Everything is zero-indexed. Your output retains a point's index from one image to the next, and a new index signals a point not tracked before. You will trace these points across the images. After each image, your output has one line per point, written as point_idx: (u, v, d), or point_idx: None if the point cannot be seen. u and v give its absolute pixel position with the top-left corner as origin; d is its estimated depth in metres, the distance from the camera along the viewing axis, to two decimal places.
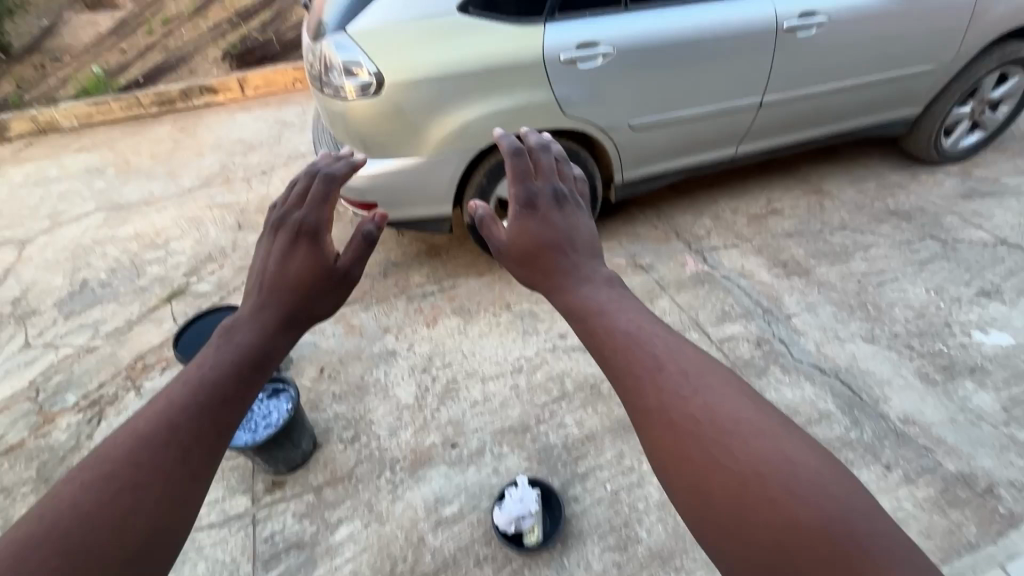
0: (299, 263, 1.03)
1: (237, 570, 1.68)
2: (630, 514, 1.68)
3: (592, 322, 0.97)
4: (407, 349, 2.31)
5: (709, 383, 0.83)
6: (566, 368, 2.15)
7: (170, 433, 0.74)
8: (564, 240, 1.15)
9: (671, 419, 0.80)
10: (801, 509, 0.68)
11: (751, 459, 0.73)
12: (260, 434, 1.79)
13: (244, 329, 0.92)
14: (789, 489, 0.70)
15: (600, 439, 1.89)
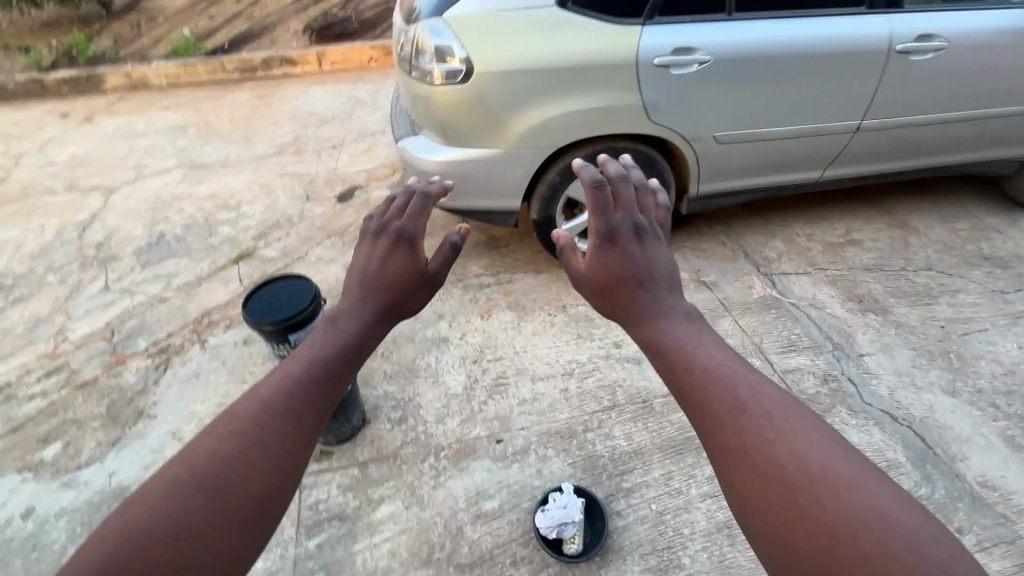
0: (397, 268, 1.06)
1: (281, 531, 1.74)
2: (673, 538, 1.64)
3: (671, 354, 0.93)
4: (460, 338, 2.32)
5: (796, 425, 0.78)
6: (619, 378, 2.10)
7: (289, 404, 0.84)
8: (645, 278, 1.05)
9: (751, 462, 0.76)
10: (899, 570, 0.63)
11: (841, 511, 0.68)
12: None
13: (347, 320, 0.99)
14: (886, 547, 0.65)
15: (648, 456, 1.85)
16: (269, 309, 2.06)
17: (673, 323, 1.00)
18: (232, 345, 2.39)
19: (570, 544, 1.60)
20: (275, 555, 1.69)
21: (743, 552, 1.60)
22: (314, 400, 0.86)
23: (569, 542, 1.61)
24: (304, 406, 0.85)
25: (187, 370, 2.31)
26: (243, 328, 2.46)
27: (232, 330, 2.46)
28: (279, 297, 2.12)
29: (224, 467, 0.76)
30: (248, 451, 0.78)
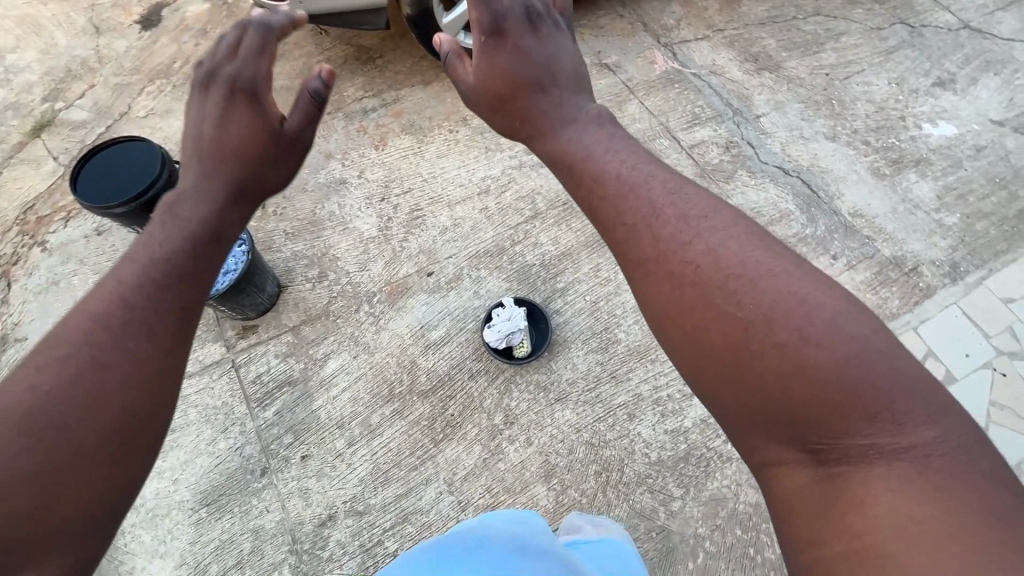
0: (237, 127, 1.03)
1: (232, 411, 1.68)
2: (609, 320, 1.79)
3: (579, 169, 0.89)
4: (359, 177, 2.07)
5: (713, 222, 0.77)
6: (536, 186, 2.03)
7: (128, 312, 0.77)
8: (541, 71, 1.01)
9: (668, 273, 0.75)
10: (807, 350, 0.66)
11: (754, 305, 0.69)
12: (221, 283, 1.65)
13: (190, 202, 0.95)
14: (796, 331, 0.67)
15: (577, 255, 1.91)
16: (116, 187, 1.66)
17: (578, 126, 0.96)
18: (81, 240, 1.97)
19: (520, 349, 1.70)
20: (235, 433, 1.65)
21: None
22: (156, 306, 0.79)
23: (519, 347, 1.71)
24: (147, 314, 0.78)
25: (36, 281, 1.91)
26: (87, 217, 2.00)
27: (73, 222, 2.00)
28: (122, 169, 1.70)
29: (57, 393, 0.69)
30: (85, 372, 0.71)
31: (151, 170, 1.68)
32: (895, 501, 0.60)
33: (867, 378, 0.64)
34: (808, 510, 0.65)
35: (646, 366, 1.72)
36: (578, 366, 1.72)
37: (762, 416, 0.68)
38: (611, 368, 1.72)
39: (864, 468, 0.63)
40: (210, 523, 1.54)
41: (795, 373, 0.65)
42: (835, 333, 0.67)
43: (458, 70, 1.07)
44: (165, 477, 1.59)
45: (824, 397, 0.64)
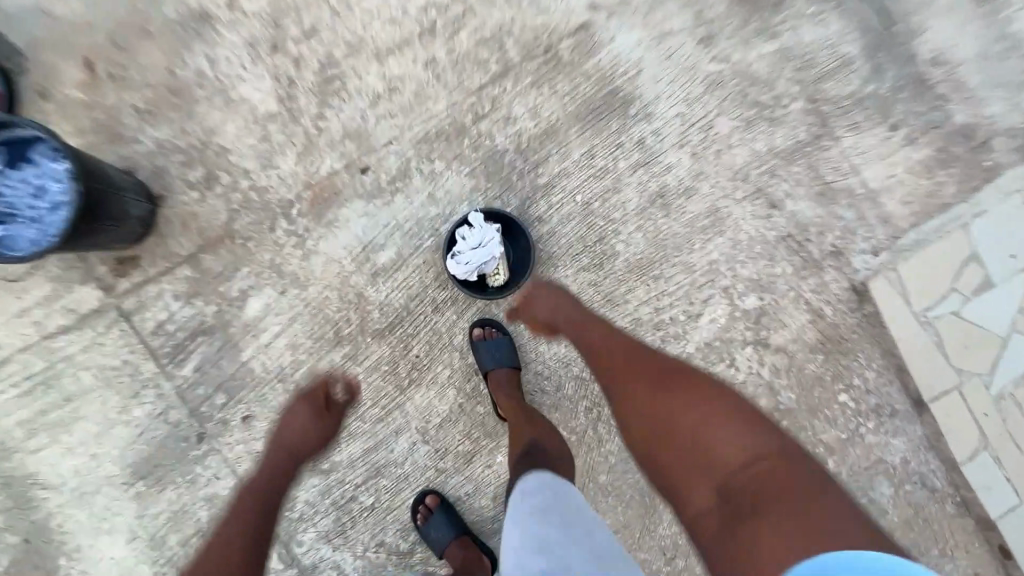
0: (300, 418, 1.28)
1: (138, 372, 1.34)
2: (604, 228, 1.42)
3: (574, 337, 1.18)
4: (234, 13, 1.35)
5: (664, 367, 1.02)
6: (504, 21, 1.38)
7: (225, 551, 1.01)
8: (551, 313, 1.24)
9: (633, 393, 1.00)
10: (719, 443, 0.87)
11: (684, 407, 0.93)
12: (48, 224, 1.11)
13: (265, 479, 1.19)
14: (692, 399, 0.94)
15: (563, 135, 1.41)
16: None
17: (561, 310, 1.23)
18: None
19: (496, 277, 1.34)
20: (149, 396, 1.34)
21: (677, 219, 1.43)
22: (238, 542, 1.03)
23: (494, 276, 1.34)
24: (235, 549, 1.02)
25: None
26: None
27: None
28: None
29: None
30: None
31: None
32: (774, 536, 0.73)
33: (758, 454, 0.84)
34: (726, 551, 0.79)
35: (647, 284, 1.42)
36: (566, 289, 1.41)
37: (699, 495, 0.86)
38: (607, 290, 1.42)
39: (762, 518, 0.76)
40: (152, 497, 1.34)
41: (712, 459, 0.86)
42: (756, 433, 0.87)
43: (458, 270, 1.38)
44: (81, 454, 1.33)
45: (739, 472, 0.83)
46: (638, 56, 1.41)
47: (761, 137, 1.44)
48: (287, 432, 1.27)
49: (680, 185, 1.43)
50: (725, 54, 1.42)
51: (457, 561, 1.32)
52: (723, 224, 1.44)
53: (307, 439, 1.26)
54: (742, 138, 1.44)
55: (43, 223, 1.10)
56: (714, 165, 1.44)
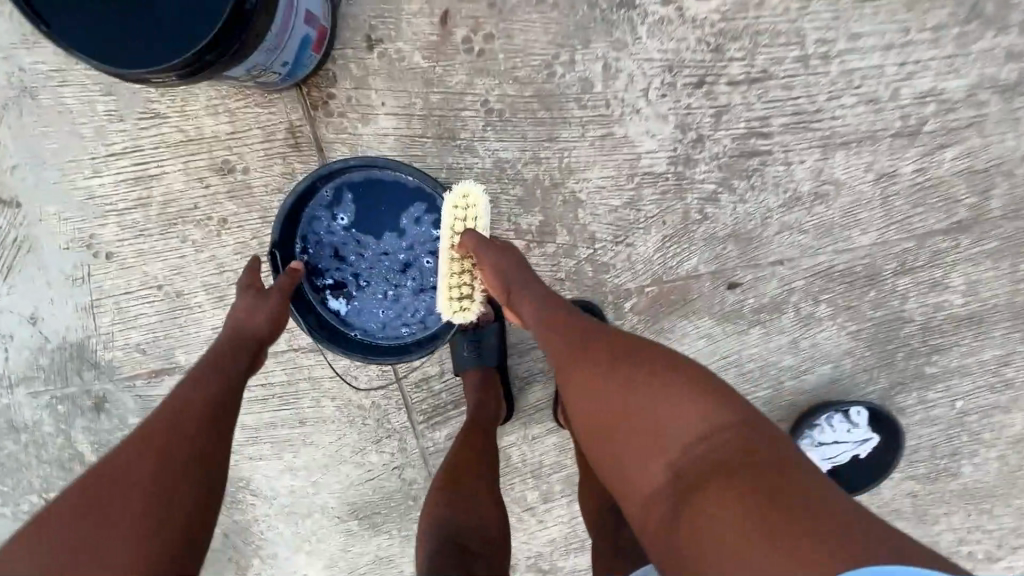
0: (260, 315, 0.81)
1: (387, 421, 1.14)
2: (964, 444, 1.15)
3: (520, 295, 0.82)
4: (665, 11, 0.91)
5: (570, 332, 0.75)
6: (1010, 154, 0.97)
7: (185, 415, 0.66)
8: (527, 287, 0.82)
9: (591, 367, 0.71)
10: (619, 384, 0.68)
11: (621, 366, 0.69)
12: (382, 319, 0.99)
13: (257, 312, 0.81)
14: (541, 309, 0.80)
15: (991, 325, 1.07)
16: (123, 48, 0.64)
17: (520, 290, 0.82)
18: None
19: (459, 288, 0.91)
20: (390, 447, 1.16)
21: None
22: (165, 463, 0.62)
23: (450, 307, 0.91)
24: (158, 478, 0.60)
25: None
26: None
27: None
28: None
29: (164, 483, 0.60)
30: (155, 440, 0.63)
31: (200, 26, 0.64)
32: (748, 561, 0.54)
33: (690, 379, 0.66)
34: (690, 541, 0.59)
35: (970, 513, 1.20)
36: (880, 491, 1.19)
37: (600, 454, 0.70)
38: (924, 504, 1.20)
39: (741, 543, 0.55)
40: (364, 538, 1.21)
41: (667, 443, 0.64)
42: (675, 433, 0.64)
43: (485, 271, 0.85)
44: (300, 476, 1.18)
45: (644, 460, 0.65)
46: None
47: None
48: (240, 313, 0.81)
49: None
50: None
51: (473, 404, 1.01)
52: None
53: (265, 319, 0.82)
54: None
55: (399, 304, 0.99)
56: None
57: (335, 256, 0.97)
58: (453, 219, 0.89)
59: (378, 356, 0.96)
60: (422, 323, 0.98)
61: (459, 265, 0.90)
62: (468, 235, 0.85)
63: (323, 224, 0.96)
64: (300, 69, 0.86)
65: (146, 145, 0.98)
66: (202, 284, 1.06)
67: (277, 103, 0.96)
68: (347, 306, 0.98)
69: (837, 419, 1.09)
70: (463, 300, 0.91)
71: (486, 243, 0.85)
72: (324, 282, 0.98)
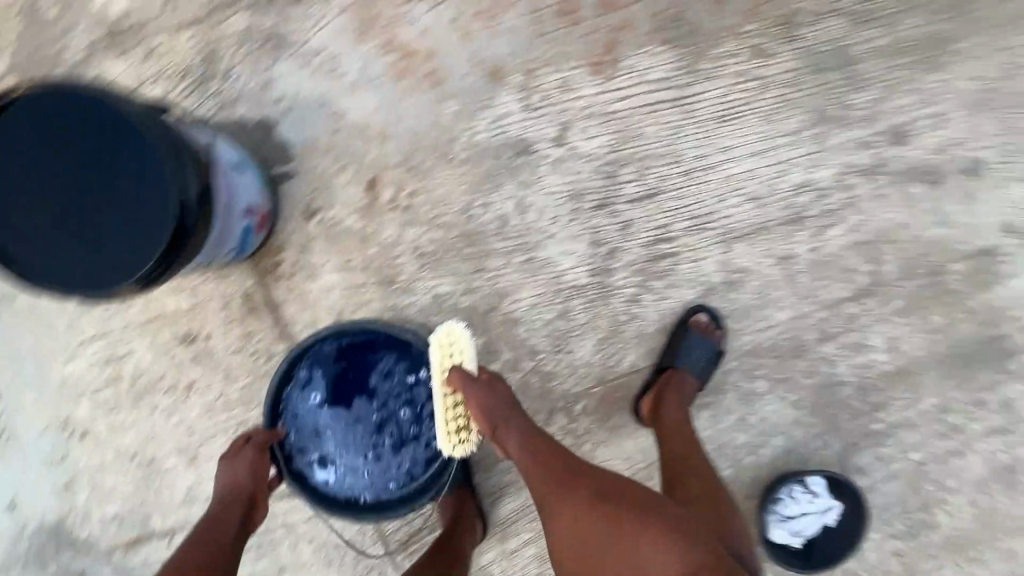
0: (241, 475, 0.88)
1: (365, 557, 1.15)
2: (932, 494, 1.17)
3: (507, 432, 0.86)
4: (560, 151, 1.05)
5: (558, 469, 0.84)
6: (889, 224, 1.09)
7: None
8: (519, 424, 0.86)
9: (578, 504, 0.79)
10: (605, 525, 0.76)
11: (604, 506, 0.78)
12: (374, 478, 1.02)
13: (240, 475, 0.88)
14: (528, 450, 0.85)
15: (920, 376, 1.13)
16: (79, 267, 0.74)
17: (507, 427, 0.86)
18: None
19: (456, 424, 0.92)
20: None
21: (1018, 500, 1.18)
22: None
23: (450, 444, 0.92)
24: None
25: None
26: None
27: None
28: (74, 209, 0.74)
29: None
30: None
31: (137, 231, 0.73)
32: None
33: (663, 522, 0.76)
34: None
35: (961, 565, 1.19)
36: (865, 555, 1.19)
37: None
38: (912, 561, 1.19)
39: None
40: None
41: None
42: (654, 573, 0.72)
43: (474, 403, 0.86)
44: None
45: None
46: None
47: None
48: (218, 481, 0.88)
49: None
50: None
51: (449, 517, 1.06)
52: None
53: (246, 479, 0.88)
54: None
55: (382, 462, 1.02)
56: None
57: (315, 430, 1.01)
58: (441, 359, 0.91)
59: (370, 518, 0.98)
60: (408, 476, 1.02)
61: (453, 402, 0.91)
62: (457, 373, 0.87)
63: (301, 405, 1.01)
64: (247, 246, 0.96)
65: (117, 328, 1.08)
66: (173, 448, 1.10)
67: (231, 275, 1.07)
68: (336, 475, 1.01)
69: (800, 491, 1.12)
70: (460, 432, 0.93)
71: (476, 380, 0.88)
72: (306, 456, 1.01)
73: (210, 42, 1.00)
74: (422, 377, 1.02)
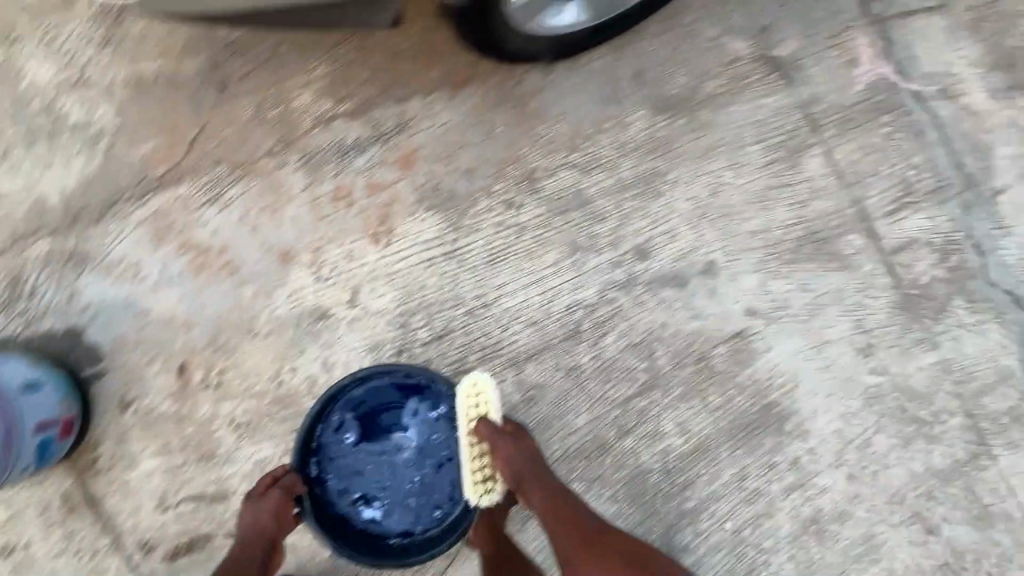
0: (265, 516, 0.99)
1: None
2: (754, 558, 1.27)
3: (561, 497, 1.01)
4: (354, 310, 1.18)
5: (574, 511, 1.00)
6: (653, 325, 1.26)
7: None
8: (553, 486, 1.02)
9: (579, 540, 0.97)
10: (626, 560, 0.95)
11: (584, 546, 0.96)
12: (392, 510, 1.15)
13: (265, 518, 0.99)
14: (546, 500, 1.00)
15: (715, 451, 1.27)
16: None
17: (527, 473, 1.01)
18: None
19: (482, 475, 1.08)
20: None
21: (829, 547, 1.30)
22: None
23: (476, 493, 1.08)
24: None
25: None
26: None
27: None
28: None
29: None
30: None
31: None
32: None
33: (633, 552, 0.97)
34: None
35: None
36: None
37: None
38: None
39: None
40: None
41: None
42: None
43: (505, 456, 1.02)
44: None
45: None
46: (795, 365, 1.30)
47: (922, 456, 1.33)
48: (250, 515, 1.00)
49: (838, 507, 1.30)
50: (885, 365, 1.33)
51: None
52: (879, 553, 1.31)
53: (271, 518, 0.99)
54: (902, 455, 1.33)
55: (428, 484, 1.15)
56: (870, 487, 1.31)
57: (346, 471, 1.14)
58: (467, 406, 1.09)
59: (401, 562, 1.10)
60: (450, 499, 1.15)
61: (476, 452, 1.08)
62: (483, 428, 1.04)
63: (335, 448, 1.14)
64: (48, 457, 1.04)
65: None
66: None
67: (48, 478, 1.10)
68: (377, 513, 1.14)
69: None
70: (485, 483, 1.08)
71: (499, 438, 1.03)
72: (352, 496, 1.14)
73: (13, 268, 1.11)
74: (442, 412, 1.16)
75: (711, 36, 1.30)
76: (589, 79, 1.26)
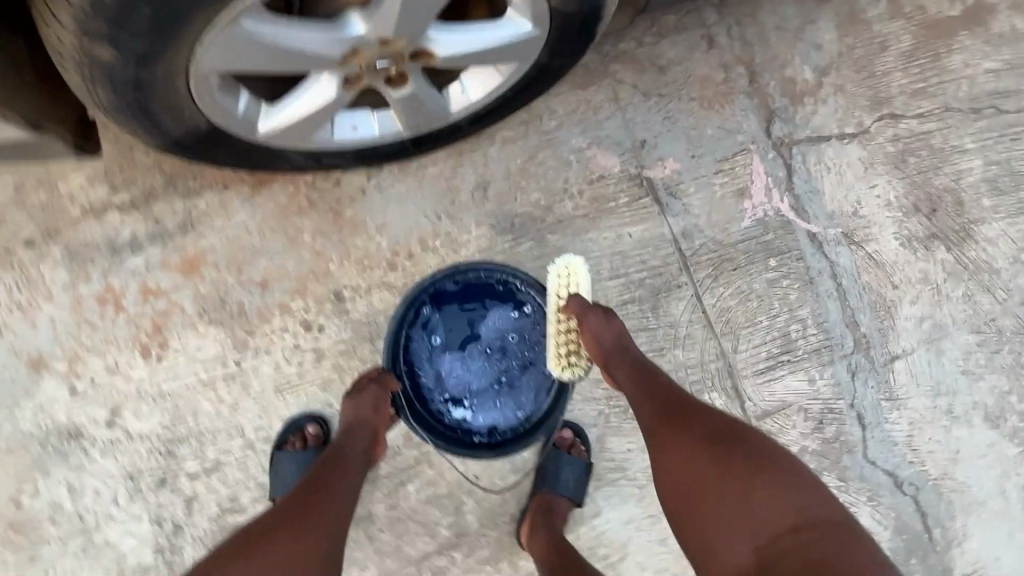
0: (365, 410, 0.93)
1: None
2: None
3: (649, 384, 0.91)
4: (112, 432, 1.04)
5: (680, 398, 0.88)
6: (465, 476, 1.10)
7: (338, 497, 0.82)
8: (639, 361, 0.94)
9: (679, 424, 0.84)
10: (725, 447, 0.80)
11: (717, 427, 0.83)
12: (481, 412, 1.09)
13: (365, 407, 0.93)
14: (638, 380, 0.91)
15: None
16: None
17: (622, 348, 0.95)
18: None
19: (566, 349, 1.04)
20: None
21: None
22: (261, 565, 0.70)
23: (559, 365, 1.04)
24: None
25: None
26: None
27: None
28: None
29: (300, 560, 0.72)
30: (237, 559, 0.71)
31: None
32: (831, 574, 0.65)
33: (755, 442, 0.81)
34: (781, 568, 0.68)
35: None
36: None
37: (675, 509, 0.80)
38: None
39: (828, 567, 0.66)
40: None
41: (739, 495, 0.75)
42: (734, 488, 0.76)
43: (605, 326, 0.95)
44: None
45: (714, 508, 0.76)
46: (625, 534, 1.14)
47: None
48: (349, 416, 0.93)
49: None
50: None
51: None
52: None
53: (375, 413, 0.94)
54: None
55: (517, 389, 1.10)
56: None
57: (441, 372, 1.09)
58: (557, 286, 1.05)
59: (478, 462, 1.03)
60: (535, 400, 1.10)
61: (566, 326, 1.03)
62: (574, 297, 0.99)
63: (422, 348, 1.08)
64: None
65: None
66: None
67: None
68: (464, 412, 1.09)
69: None
70: (570, 358, 1.04)
71: (600, 309, 0.97)
72: (440, 396, 1.09)
73: None
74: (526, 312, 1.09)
75: (575, 146, 1.11)
76: (420, 188, 1.08)
